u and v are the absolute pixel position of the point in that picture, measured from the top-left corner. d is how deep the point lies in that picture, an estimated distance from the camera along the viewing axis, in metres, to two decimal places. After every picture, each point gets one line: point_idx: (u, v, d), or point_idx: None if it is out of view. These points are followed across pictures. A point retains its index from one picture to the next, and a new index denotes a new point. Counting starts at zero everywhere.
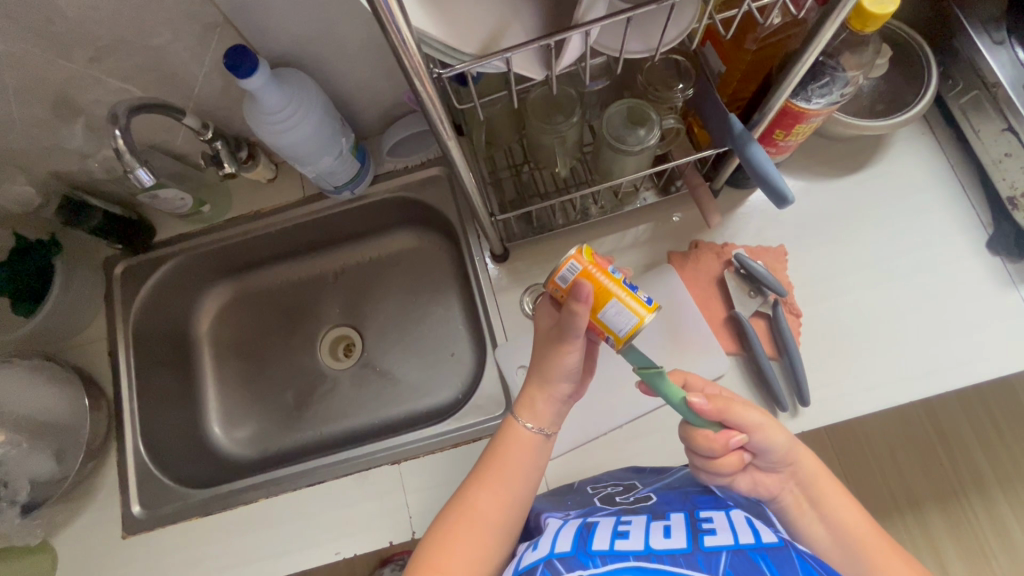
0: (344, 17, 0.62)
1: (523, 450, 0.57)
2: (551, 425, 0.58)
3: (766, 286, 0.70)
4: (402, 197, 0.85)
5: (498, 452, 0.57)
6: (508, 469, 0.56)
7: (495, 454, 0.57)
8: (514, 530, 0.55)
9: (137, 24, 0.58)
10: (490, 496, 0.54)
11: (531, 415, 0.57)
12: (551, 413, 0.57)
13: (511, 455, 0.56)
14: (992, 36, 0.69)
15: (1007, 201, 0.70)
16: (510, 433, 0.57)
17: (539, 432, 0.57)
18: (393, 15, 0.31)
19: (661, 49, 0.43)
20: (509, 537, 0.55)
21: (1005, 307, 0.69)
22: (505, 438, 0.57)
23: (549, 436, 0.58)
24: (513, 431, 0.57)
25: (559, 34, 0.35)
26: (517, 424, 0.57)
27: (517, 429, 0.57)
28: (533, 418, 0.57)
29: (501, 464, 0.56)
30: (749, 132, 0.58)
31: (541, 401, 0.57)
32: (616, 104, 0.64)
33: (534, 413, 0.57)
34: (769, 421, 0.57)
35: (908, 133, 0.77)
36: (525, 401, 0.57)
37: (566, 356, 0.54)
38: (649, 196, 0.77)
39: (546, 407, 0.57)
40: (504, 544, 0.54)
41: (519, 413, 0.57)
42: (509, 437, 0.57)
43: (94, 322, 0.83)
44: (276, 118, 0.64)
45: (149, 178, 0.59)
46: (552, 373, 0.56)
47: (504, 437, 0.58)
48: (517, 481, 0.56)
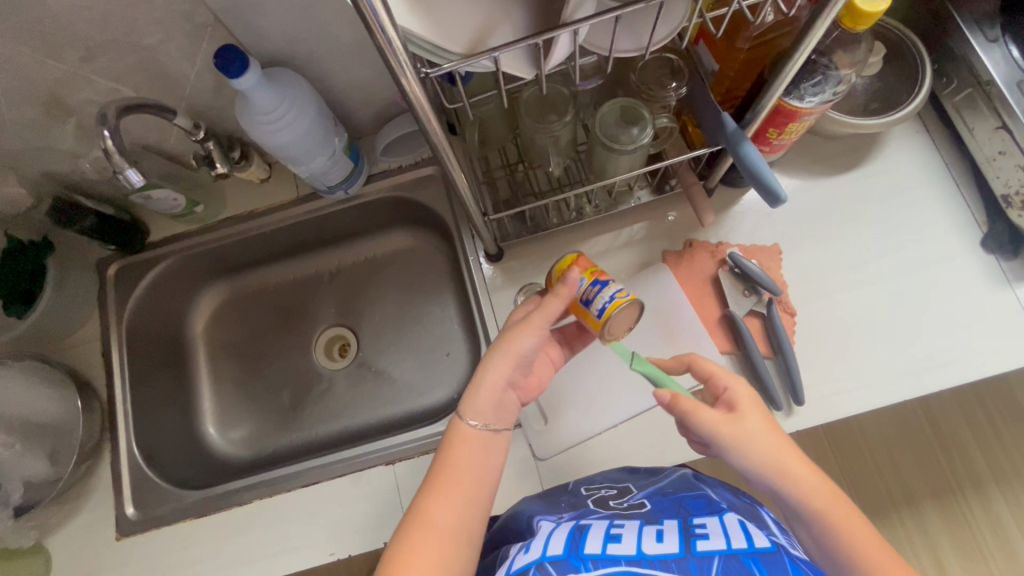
0: (336, 16, 0.62)
1: (473, 449, 0.54)
2: (500, 420, 0.57)
3: (761, 286, 0.70)
4: (397, 197, 0.85)
5: (446, 456, 0.54)
6: (460, 471, 0.53)
7: (440, 461, 0.53)
8: (475, 535, 0.50)
9: (127, 24, 0.58)
10: (447, 499, 0.51)
11: (473, 412, 0.55)
12: (495, 407, 0.56)
13: (460, 457, 0.54)
14: (986, 34, 0.69)
15: (1001, 199, 0.70)
16: (455, 436, 0.55)
17: (486, 428, 0.55)
18: (378, 14, 0.31)
19: (652, 48, 0.43)
20: (472, 543, 0.50)
21: (999, 306, 0.69)
22: (449, 442, 0.55)
23: (500, 429, 0.56)
24: (459, 433, 0.55)
25: (548, 33, 0.35)
26: (461, 424, 0.55)
27: (463, 431, 0.55)
28: (476, 415, 0.55)
29: (450, 466, 0.53)
30: (742, 132, 0.58)
31: (488, 395, 0.56)
32: (609, 103, 0.64)
33: (480, 410, 0.55)
34: (749, 432, 0.52)
35: (902, 131, 0.77)
36: (469, 398, 0.56)
37: (523, 340, 0.56)
38: (644, 196, 0.77)
39: (489, 401, 0.56)
40: (467, 551, 0.49)
41: (463, 410, 0.55)
42: (454, 439, 0.55)
43: (88, 323, 0.82)
44: (267, 117, 0.64)
45: (138, 178, 0.59)
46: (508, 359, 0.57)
47: (449, 442, 0.55)
48: (471, 481, 0.52)
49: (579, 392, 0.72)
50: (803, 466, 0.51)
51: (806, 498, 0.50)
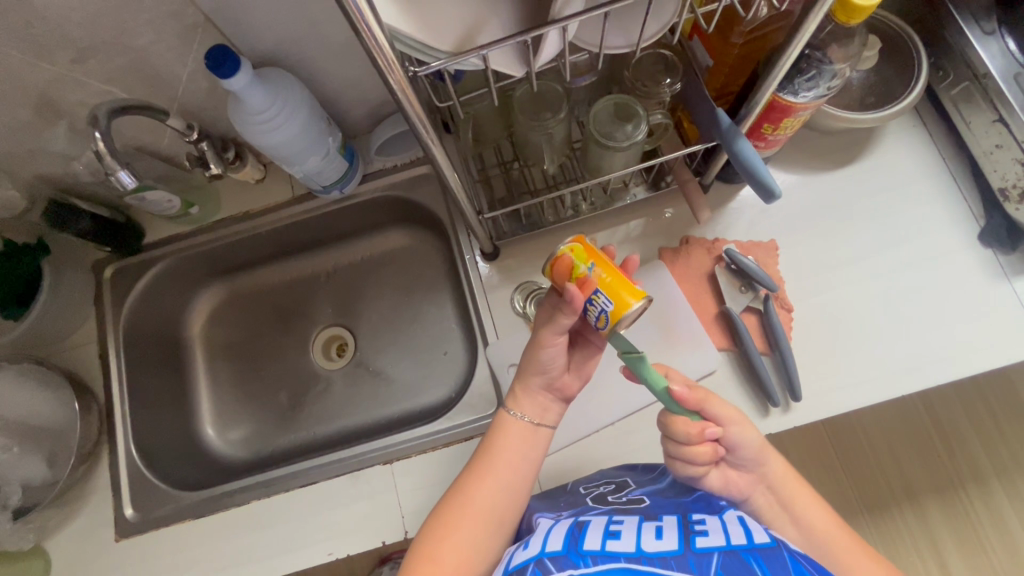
0: (328, 15, 0.62)
1: (515, 441, 0.59)
2: (540, 415, 0.60)
3: (757, 282, 0.70)
4: (392, 196, 0.84)
5: (491, 445, 0.59)
6: (503, 461, 0.58)
7: (488, 447, 0.59)
8: (506, 523, 0.56)
9: (117, 25, 0.57)
10: (485, 489, 0.56)
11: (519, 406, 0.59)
12: (534, 404, 0.59)
13: (504, 449, 0.58)
14: (982, 27, 0.68)
15: (998, 192, 0.70)
16: (501, 427, 0.59)
17: (527, 421, 0.59)
18: (364, 12, 0.30)
19: (641, 44, 0.42)
20: (502, 530, 0.56)
21: (997, 300, 0.69)
22: (498, 430, 0.59)
23: (539, 425, 0.59)
24: (505, 424, 0.59)
25: (536, 30, 0.35)
26: (508, 416, 0.60)
27: (509, 421, 0.59)
28: (522, 409, 0.59)
29: (494, 457, 0.58)
30: (737, 128, 0.57)
31: (530, 391, 0.60)
32: (603, 99, 0.63)
33: (524, 403, 0.60)
34: (741, 418, 0.59)
35: (899, 125, 0.76)
36: (518, 392, 0.60)
37: (547, 350, 0.57)
38: (639, 191, 0.77)
39: (535, 397, 0.60)
40: (496, 536, 0.56)
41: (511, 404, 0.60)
42: (503, 429, 0.59)
43: (84, 325, 0.82)
44: (259, 117, 0.63)
45: (130, 180, 0.59)
46: (540, 365, 0.58)
47: (498, 432, 0.59)
48: (511, 474, 0.57)
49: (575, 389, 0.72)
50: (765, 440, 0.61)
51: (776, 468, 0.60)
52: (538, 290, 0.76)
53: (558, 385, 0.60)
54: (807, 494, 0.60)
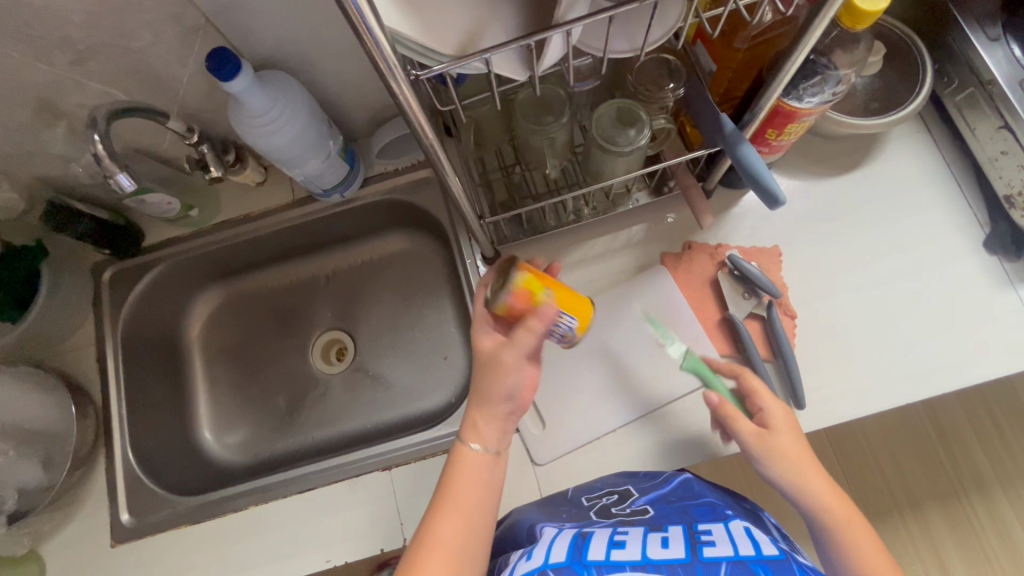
0: (330, 17, 0.61)
1: (476, 472, 0.57)
2: (500, 444, 0.59)
3: (760, 288, 0.70)
4: (392, 200, 0.84)
5: (450, 479, 0.56)
6: (462, 496, 0.55)
7: (448, 482, 0.56)
8: (479, 554, 0.54)
9: (117, 27, 0.57)
10: (450, 526, 0.53)
11: (476, 436, 0.57)
12: (496, 432, 0.58)
13: (462, 480, 0.56)
14: (988, 33, 0.68)
15: (1003, 199, 0.69)
16: (457, 458, 0.57)
17: (487, 451, 0.58)
18: (365, 14, 0.30)
19: (646, 49, 0.42)
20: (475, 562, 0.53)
21: (1002, 307, 0.68)
22: (456, 465, 0.57)
23: (500, 454, 0.58)
24: (462, 457, 0.57)
25: (540, 34, 0.35)
26: (465, 448, 0.57)
27: (465, 454, 0.57)
28: (478, 440, 0.57)
29: (455, 492, 0.55)
30: (740, 133, 0.57)
31: (487, 420, 0.58)
32: (607, 103, 0.63)
33: (484, 434, 0.58)
34: (778, 445, 0.60)
35: (903, 131, 0.76)
36: (471, 424, 0.58)
37: (508, 377, 0.56)
38: (642, 197, 0.76)
39: (491, 427, 0.58)
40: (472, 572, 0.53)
41: (467, 435, 0.58)
42: (460, 463, 0.57)
43: (82, 329, 0.82)
44: (260, 121, 0.63)
45: (129, 183, 0.58)
46: (501, 388, 0.58)
47: (455, 465, 0.57)
48: (473, 508, 0.55)
49: (576, 395, 0.71)
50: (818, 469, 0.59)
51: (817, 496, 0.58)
52: None
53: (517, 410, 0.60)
54: (859, 522, 0.57)
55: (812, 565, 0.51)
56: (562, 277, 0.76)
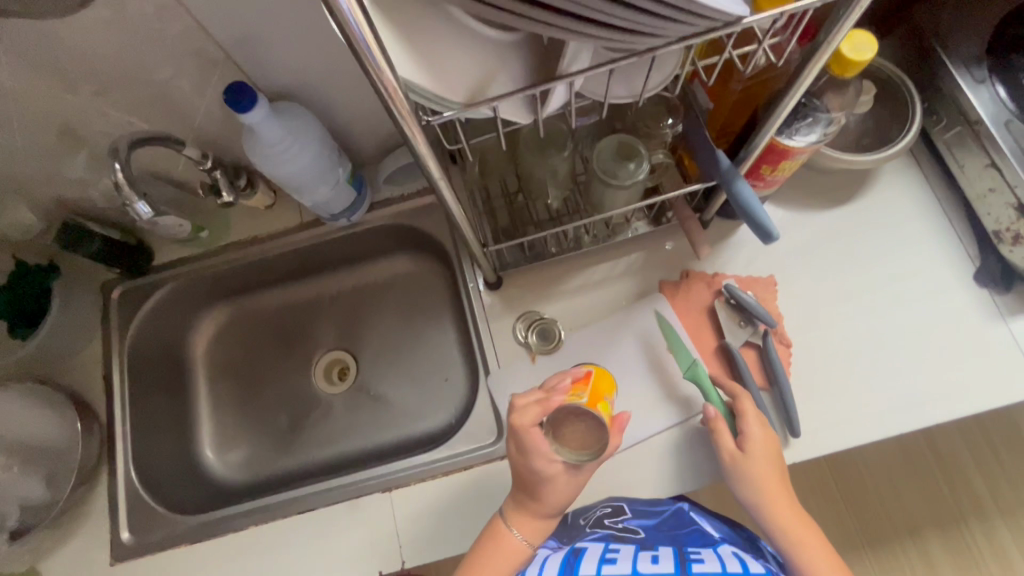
0: (343, 52, 0.64)
1: (507, 561, 0.59)
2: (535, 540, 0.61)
3: (756, 317, 0.71)
4: (398, 224, 0.86)
5: (487, 555, 0.59)
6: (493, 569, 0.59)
7: (483, 547, 0.60)
8: None
9: (140, 61, 0.59)
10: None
11: (524, 527, 0.60)
12: (537, 529, 0.60)
13: (496, 561, 0.59)
14: (974, 74, 0.70)
15: (992, 234, 0.71)
16: (500, 539, 0.60)
17: (525, 543, 0.60)
18: (384, 72, 0.32)
19: (645, 94, 0.44)
20: None
21: (993, 340, 0.70)
22: (496, 537, 0.60)
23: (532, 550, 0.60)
24: (505, 541, 0.59)
25: (545, 84, 0.37)
26: (508, 531, 0.60)
27: (507, 536, 0.60)
28: (524, 531, 0.60)
29: (485, 561, 0.59)
30: (736, 169, 0.59)
31: (535, 518, 0.60)
32: (607, 137, 0.65)
33: (528, 528, 0.60)
34: (748, 467, 0.62)
35: (895, 166, 0.78)
36: (524, 515, 0.60)
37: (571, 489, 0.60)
38: (640, 226, 0.78)
39: (539, 522, 0.60)
40: None
41: (517, 521, 0.60)
42: (500, 538, 0.60)
43: (90, 346, 0.83)
44: (273, 150, 0.65)
45: (147, 211, 0.60)
46: (558, 494, 0.60)
47: (495, 543, 0.59)
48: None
49: None
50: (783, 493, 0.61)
51: (779, 518, 0.60)
52: (540, 319, 0.77)
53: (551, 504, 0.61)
54: (820, 550, 0.58)
55: None
56: (563, 303, 0.78)
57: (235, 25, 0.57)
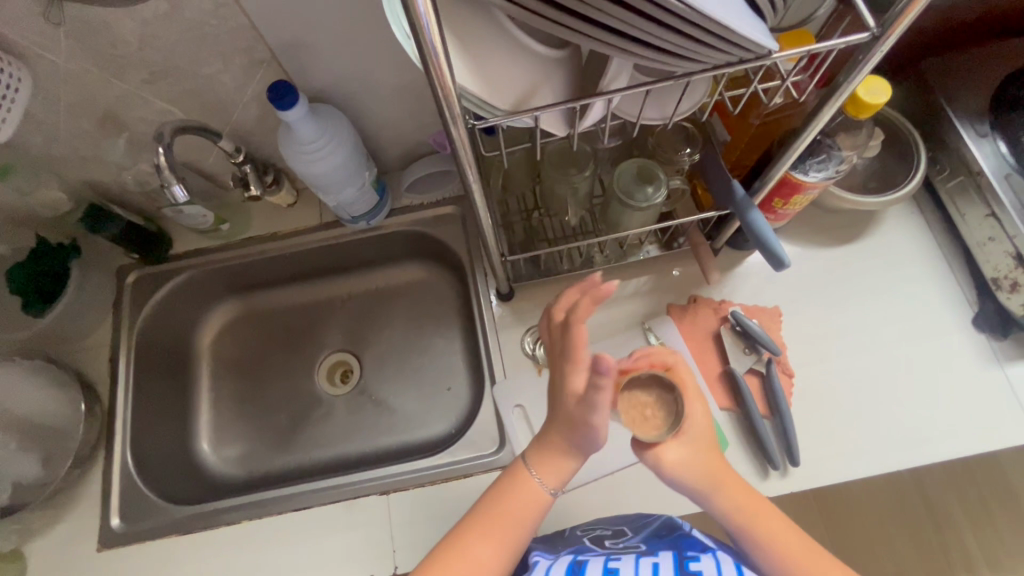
0: (384, 60, 0.66)
1: (530, 504, 0.56)
2: (560, 482, 0.58)
3: (761, 344, 0.73)
4: (415, 232, 0.88)
5: (504, 498, 0.57)
6: (513, 509, 0.56)
7: (502, 491, 0.57)
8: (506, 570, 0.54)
9: (191, 55, 0.61)
10: (489, 547, 0.54)
11: (546, 472, 0.57)
12: (557, 466, 0.57)
13: (516, 505, 0.56)
14: (977, 128, 0.74)
15: (991, 281, 0.73)
16: (519, 481, 0.58)
17: (548, 488, 0.57)
18: (444, 75, 0.34)
19: (675, 117, 0.47)
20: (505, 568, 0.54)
21: (989, 384, 0.72)
22: (518, 483, 0.57)
23: (557, 491, 0.58)
24: (524, 485, 0.57)
25: (585, 99, 0.39)
26: (530, 478, 0.57)
27: (528, 482, 0.57)
28: (546, 474, 0.57)
29: (504, 504, 0.56)
30: (750, 199, 0.62)
31: (555, 456, 0.57)
32: (627, 161, 0.68)
33: (552, 473, 0.57)
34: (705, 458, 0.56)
35: (897, 211, 0.81)
36: (544, 457, 0.57)
37: (579, 370, 0.54)
38: (652, 250, 0.80)
39: (562, 467, 0.57)
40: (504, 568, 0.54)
41: (535, 465, 0.57)
42: (522, 483, 0.57)
43: (100, 329, 0.83)
44: (305, 148, 0.68)
45: (183, 194, 0.61)
46: (570, 419, 0.54)
47: (513, 484, 0.57)
48: (517, 526, 0.55)
49: None
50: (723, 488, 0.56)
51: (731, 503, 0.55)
52: None
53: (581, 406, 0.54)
54: (773, 513, 0.56)
55: None
56: None
57: (284, 27, 0.60)
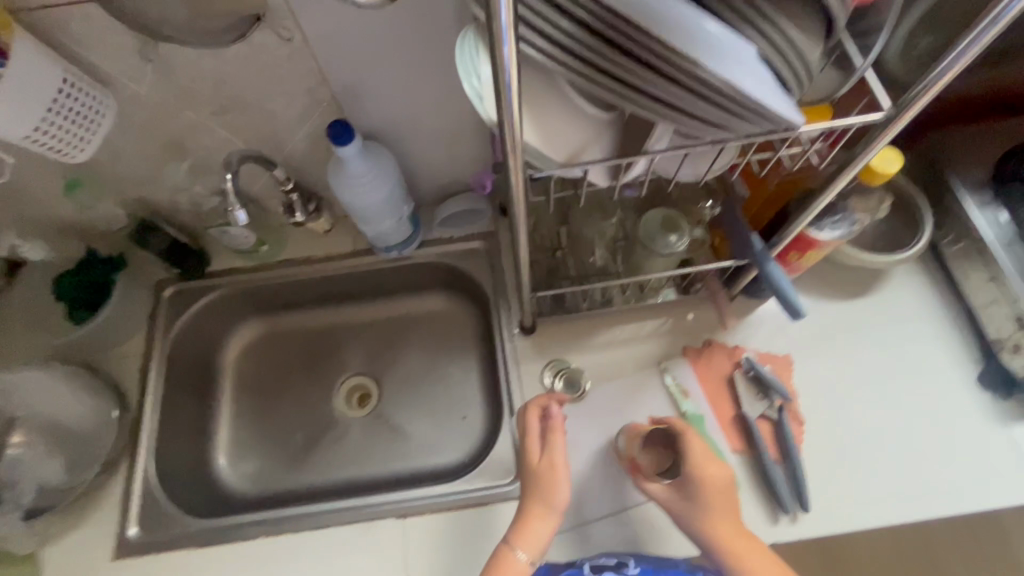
0: (433, 105, 0.72)
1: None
2: (537, 555, 0.63)
3: (773, 391, 0.76)
4: (442, 263, 0.92)
5: None
6: None
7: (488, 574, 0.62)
8: None
9: (260, 92, 0.67)
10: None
11: (525, 544, 0.63)
12: (537, 535, 0.64)
13: None
14: (979, 197, 0.79)
15: (994, 341, 0.77)
16: (501, 559, 0.62)
17: (526, 559, 0.62)
18: (515, 129, 0.39)
19: (708, 175, 0.51)
20: None
21: (993, 442, 0.74)
22: (499, 560, 0.62)
23: (533, 563, 0.62)
24: (507, 560, 0.62)
25: (632, 157, 0.44)
26: (512, 553, 0.62)
27: (510, 557, 0.62)
28: (525, 546, 0.63)
29: None
30: (767, 252, 0.66)
31: (532, 527, 0.64)
32: (654, 210, 0.72)
33: (529, 542, 0.63)
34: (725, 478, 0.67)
35: (904, 270, 0.85)
36: (521, 530, 0.64)
37: (557, 439, 0.67)
38: (670, 293, 0.85)
39: (539, 536, 0.64)
40: None
41: (514, 540, 0.63)
42: (502, 559, 0.62)
43: (134, 339, 0.86)
44: (355, 181, 0.73)
45: (244, 218, 0.66)
46: (546, 481, 0.65)
47: (496, 563, 0.62)
48: None
49: (589, 471, 0.75)
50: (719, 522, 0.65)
51: (712, 533, 0.65)
52: (567, 368, 0.81)
53: (552, 466, 0.66)
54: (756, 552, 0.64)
55: None
56: (591, 356, 0.82)
57: (347, 72, 0.65)
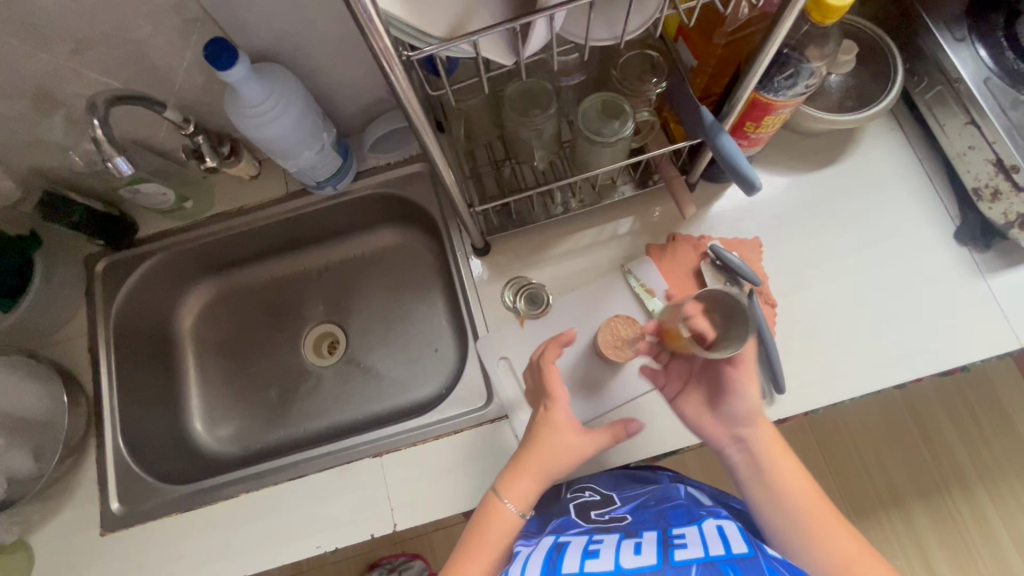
0: (324, 10, 0.63)
1: (501, 527, 0.59)
2: (528, 508, 0.60)
3: (741, 276, 0.72)
4: (384, 193, 0.85)
5: (480, 525, 0.59)
6: (490, 534, 0.59)
7: (477, 522, 0.60)
8: None
9: (117, 19, 0.59)
10: (474, 567, 0.57)
11: (515, 497, 0.59)
12: (531, 493, 0.60)
13: (490, 526, 0.59)
14: (954, 33, 0.71)
15: (972, 192, 0.72)
16: (491, 506, 0.60)
17: (514, 509, 0.59)
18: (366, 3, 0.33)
19: (624, 36, 0.46)
20: None
21: (972, 296, 0.71)
22: (489, 511, 0.60)
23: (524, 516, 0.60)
24: (496, 509, 0.60)
25: (523, 19, 0.37)
26: (501, 504, 0.60)
27: (500, 507, 0.60)
28: (514, 499, 0.59)
29: (485, 531, 0.59)
30: (719, 124, 0.59)
31: (524, 482, 0.60)
32: (591, 97, 0.65)
33: (520, 497, 0.59)
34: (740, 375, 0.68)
35: (875, 129, 0.79)
36: (511, 481, 0.60)
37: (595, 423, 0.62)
38: (627, 189, 0.78)
39: (531, 490, 0.60)
40: None
41: (504, 491, 0.60)
42: (492, 509, 0.60)
43: (76, 316, 0.82)
44: (255, 111, 0.65)
45: (127, 167, 0.59)
46: (564, 443, 0.60)
47: (488, 509, 0.60)
48: (489, 551, 0.58)
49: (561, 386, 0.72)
50: (770, 427, 0.63)
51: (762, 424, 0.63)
52: (528, 285, 0.77)
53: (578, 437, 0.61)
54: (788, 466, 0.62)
55: (780, 560, 0.54)
56: (551, 267, 0.78)
57: None
